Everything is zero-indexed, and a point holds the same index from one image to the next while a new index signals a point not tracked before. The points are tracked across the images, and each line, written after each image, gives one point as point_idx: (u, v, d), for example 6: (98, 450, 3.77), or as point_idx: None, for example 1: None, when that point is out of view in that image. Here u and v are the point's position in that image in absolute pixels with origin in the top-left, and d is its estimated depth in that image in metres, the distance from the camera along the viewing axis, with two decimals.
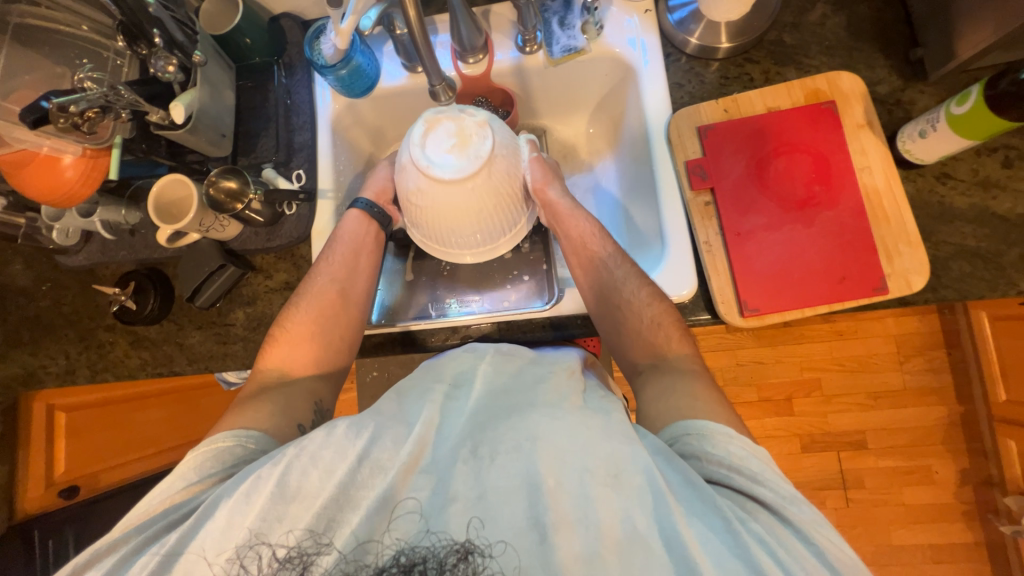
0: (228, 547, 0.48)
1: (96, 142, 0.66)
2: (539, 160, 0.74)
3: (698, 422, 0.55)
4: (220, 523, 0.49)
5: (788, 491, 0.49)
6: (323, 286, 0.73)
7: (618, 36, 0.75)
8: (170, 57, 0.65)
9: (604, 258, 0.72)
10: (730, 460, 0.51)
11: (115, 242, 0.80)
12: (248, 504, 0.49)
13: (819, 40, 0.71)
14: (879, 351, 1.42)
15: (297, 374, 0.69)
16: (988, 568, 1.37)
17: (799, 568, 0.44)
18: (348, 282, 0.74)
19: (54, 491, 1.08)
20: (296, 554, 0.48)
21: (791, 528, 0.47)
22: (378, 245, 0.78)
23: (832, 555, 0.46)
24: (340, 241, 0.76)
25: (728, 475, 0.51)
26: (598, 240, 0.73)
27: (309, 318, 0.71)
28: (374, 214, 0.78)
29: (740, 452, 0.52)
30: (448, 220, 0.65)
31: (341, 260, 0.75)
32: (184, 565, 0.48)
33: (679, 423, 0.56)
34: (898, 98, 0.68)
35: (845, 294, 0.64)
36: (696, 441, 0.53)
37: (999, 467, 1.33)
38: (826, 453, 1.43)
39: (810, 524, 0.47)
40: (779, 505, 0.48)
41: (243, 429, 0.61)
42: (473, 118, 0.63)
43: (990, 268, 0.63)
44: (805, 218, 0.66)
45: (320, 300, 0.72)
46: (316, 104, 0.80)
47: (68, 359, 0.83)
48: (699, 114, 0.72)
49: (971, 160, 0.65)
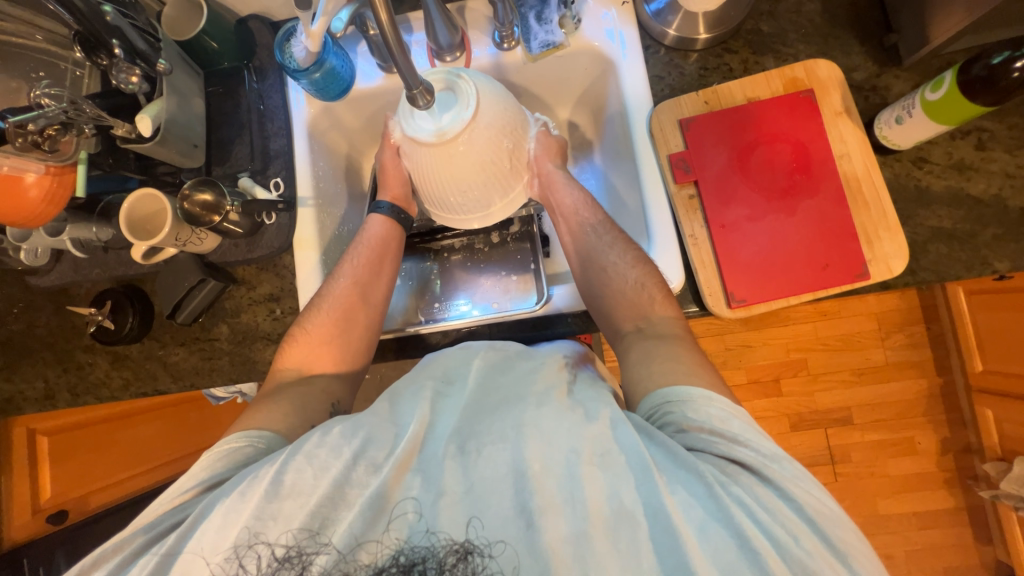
0: (224, 546, 0.47)
1: (60, 159, 0.63)
2: (546, 136, 0.74)
3: (677, 390, 0.55)
4: (216, 522, 0.48)
5: (768, 450, 0.50)
6: (343, 288, 0.72)
7: (596, 29, 0.73)
8: (132, 69, 0.62)
9: (592, 225, 0.73)
10: (711, 423, 0.52)
11: (88, 260, 0.77)
12: (242, 504, 0.48)
13: (796, 28, 0.72)
14: (862, 328, 1.46)
15: (316, 374, 0.68)
16: (968, 532, 1.44)
17: (778, 526, 0.45)
18: (369, 285, 0.73)
19: (41, 517, 1.04)
20: (295, 553, 0.47)
21: (772, 486, 0.48)
22: (400, 249, 0.78)
23: (813, 509, 0.47)
24: (365, 242, 0.76)
25: (710, 439, 0.51)
26: (587, 209, 0.74)
27: (330, 320, 0.70)
28: (399, 219, 0.78)
29: (721, 413, 0.53)
30: (445, 182, 0.64)
31: (365, 262, 0.74)
32: (182, 565, 0.47)
33: (660, 391, 0.57)
34: (874, 84, 0.69)
35: (828, 280, 0.65)
36: (678, 409, 0.54)
37: (977, 435, 1.38)
38: (814, 431, 1.47)
39: (790, 480, 0.48)
40: (759, 464, 0.49)
41: (255, 430, 0.59)
42: (458, 72, 0.60)
43: (965, 249, 0.65)
44: (787, 207, 0.67)
45: (342, 303, 0.71)
46: (290, 108, 0.78)
47: (46, 383, 0.80)
48: (680, 107, 0.71)
49: (945, 144, 0.66)
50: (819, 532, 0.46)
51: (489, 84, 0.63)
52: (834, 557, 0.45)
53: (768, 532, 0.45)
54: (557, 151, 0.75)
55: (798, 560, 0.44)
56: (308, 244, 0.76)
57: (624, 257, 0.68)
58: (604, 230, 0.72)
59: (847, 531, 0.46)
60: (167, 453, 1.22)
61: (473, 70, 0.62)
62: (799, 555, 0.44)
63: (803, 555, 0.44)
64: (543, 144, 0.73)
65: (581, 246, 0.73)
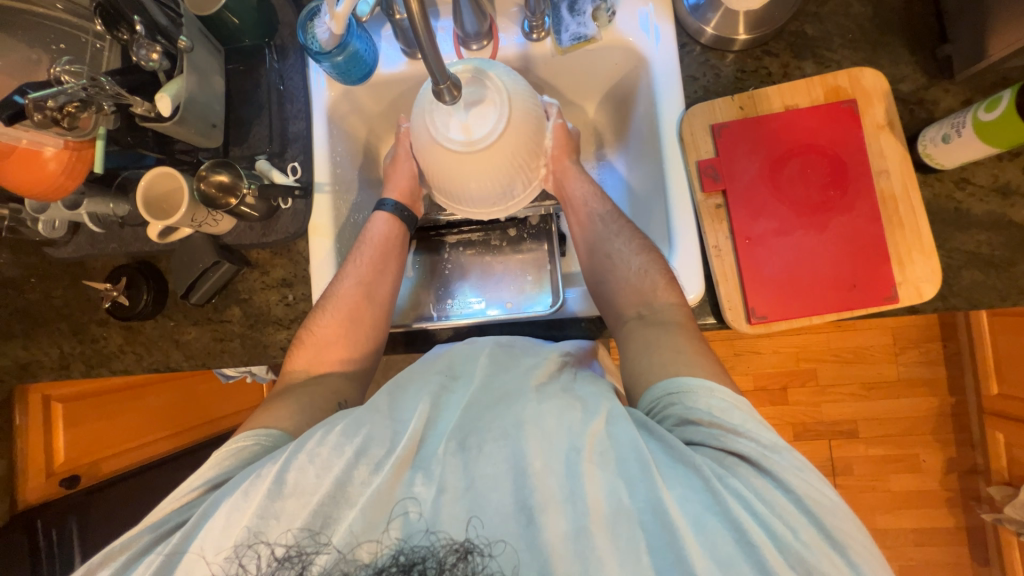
0: (226, 546, 0.48)
1: (78, 135, 0.62)
2: (563, 129, 0.71)
3: (679, 380, 0.55)
4: (218, 522, 0.49)
5: (768, 440, 0.50)
6: (349, 287, 0.71)
7: (631, 21, 0.70)
8: (153, 46, 0.60)
9: (601, 215, 0.73)
10: (711, 414, 0.52)
11: (104, 235, 0.77)
12: (246, 502, 0.49)
13: (843, 33, 0.68)
14: (875, 342, 1.43)
15: (324, 373, 0.68)
16: (965, 551, 1.43)
17: (775, 517, 0.45)
18: (374, 283, 0.73)
19: (55, 480, 1.06)
20: (294, 553, 0.48)
21: (771, 477, 0.48)
22: (405, 247, 0.78)
23: (810, 498, 0.46)
24: (369, 242, 0.75)
25: (708, 432, 0.51)
26: (597, 199, 0.74)
27: (336, 321, 0.70)
28: (404, 218, 0.77)
29: (721, 404, 0.52)
30: (475, 185, 0.62)
31: (369, 262, 0.73)
32: (185, 565, 0.48)
33: (661, 383, 0.56)
34: (920, 97, 0.66)
35: (855, 301, 0.63)
36: (678, 401, 0.54)
37: (985, 457, 1.37)
38: (817, 442, 1.46)
39: (790, 471, 0.48)
40: (758, 454, 0.49)
41: (262, 428, 0.60)
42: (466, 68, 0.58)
43: (1001, 277, 0.62)
44: (817, 223, 0.64)
45: (348, 303, 0.71)
46: (310, 90, 0.76)
47: (61, 353, 0.81)
48: (714, 111, 0.68)
49: (991, 165, 0.63)
50: (817, 523, 0.45)
51: (502, 71, 0.61)
52: (833, 549, 0.45)
53: (764, 523, 0.45)
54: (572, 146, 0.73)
55: (795, 552, 0.44)
56: (323, 231, 0.76)
57: (629, 244, 0.69)
58: (624, 233, 0.71)
59: (846, 522, 0.46)
60: (177, 424, 1.25)
61: (481, 60, 0.60)
62: (796, 548, 0.44)
63: (801, 548, 0.44)
64: (557, 140, 0.71)
65: (597, 250, 0.72)
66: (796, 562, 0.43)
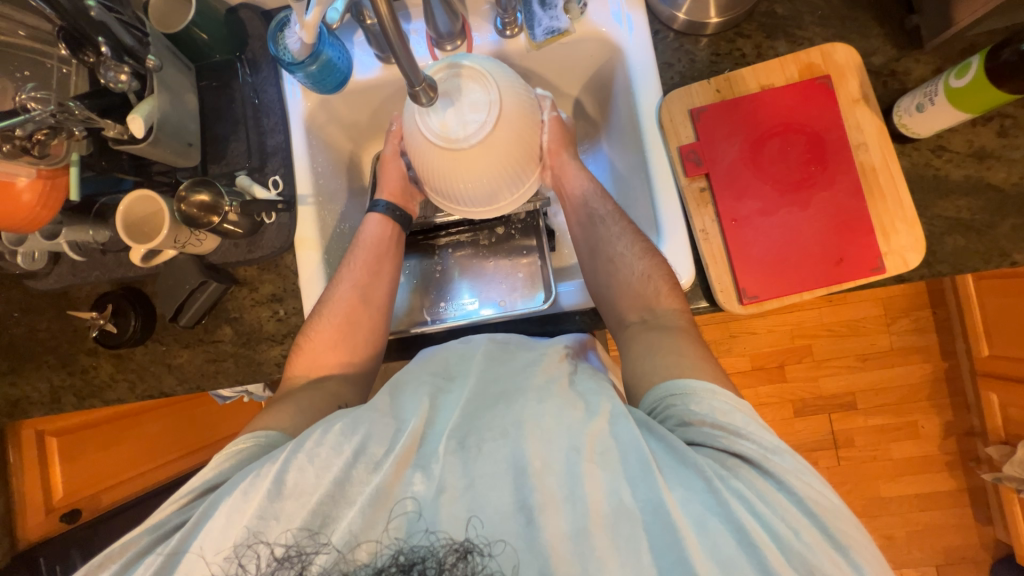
0: (226, 546, 0.48)
1: (51, 163, 0.62)
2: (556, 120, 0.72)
3: (682, 381, 0.55)
4: (219, 522, 0.49)
5: (771, 442, 0.50)
6: (344, 292, 0.71)
7: (602, 12, 0.70)
8: (121, 68, 0.59)
9: (601, 216, 0.72)
10: (714, 416, 0.52)
11: (86, 263, 0.76)
12: (245, 502, 0.49)
13: (812, 10, 0.69)
14: (867, 314, 1.45)
15: (326, 375, 0.68)
16: (969, 512, 1.46)
17: (779, 520, 0.45)
18: (370, 287, 0.73)
19: (55, 515, 1.04)
20: (294, 552, 0.48)
21: (772, 479, 0.48)
22: (399, 246, 0.78)
23: (812, 501, 0.47)
24: (363, 245, 0.75)
25: (711, 432, 0.51)
26: (598, 198, 0.74)
27: (332, 326, 0.70)
28: (396, 217, 0.77)
29: (723, 407, 0.53)
30: (469, 184, 0.62)
31: (363, 265, 0.73)
32: (186, 565, 0.48)
33: (663, 384, 0.57)
34: (893, 68, 0.66)
35: (841, 276, 0.64)
36: (680, 401, 0.54)
37: (980, 418, 1.39)
38: (817, 416, 1.48)
39: (791, 473, 0.48)
40: (760, 457, 0.49)
41: (262, 429, 0.60)
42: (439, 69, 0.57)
43: (982, 240, 0.63)
44: (801, 201, 0.65)
45: (343, 308, 0.70)
46: (286, 101, 0.75)
47: (51, 386, 0.80)
48: (691, 96, 0.69)
49: (966, 131, 0.64)
50: (819, 525, 0.46)
51: (484, 63, 0.60)
52: (836, 551, 0.45)
53: (767, 523, 0.45)
54: (567, 135, 0.74)
55: (797, 553, 0.44)
56: (309, 243, 0.75)
57: (632, 248, 0.68)
58: (611, 219, 0.72)
59: (848, 524, 0.46)
60: (174, 449, 1.21)
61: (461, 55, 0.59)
62: (798, 548, 0.44)
63: (803, 548, 0.44)
64: (554, 133, 0.72)
65: (589, 240, 0.73)
66: (799, 563, 0.44)
